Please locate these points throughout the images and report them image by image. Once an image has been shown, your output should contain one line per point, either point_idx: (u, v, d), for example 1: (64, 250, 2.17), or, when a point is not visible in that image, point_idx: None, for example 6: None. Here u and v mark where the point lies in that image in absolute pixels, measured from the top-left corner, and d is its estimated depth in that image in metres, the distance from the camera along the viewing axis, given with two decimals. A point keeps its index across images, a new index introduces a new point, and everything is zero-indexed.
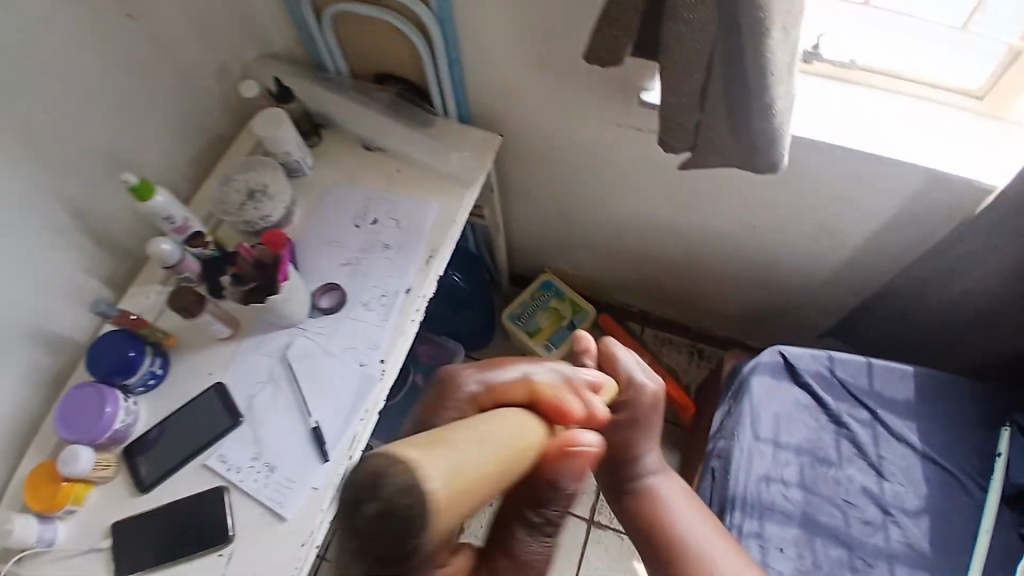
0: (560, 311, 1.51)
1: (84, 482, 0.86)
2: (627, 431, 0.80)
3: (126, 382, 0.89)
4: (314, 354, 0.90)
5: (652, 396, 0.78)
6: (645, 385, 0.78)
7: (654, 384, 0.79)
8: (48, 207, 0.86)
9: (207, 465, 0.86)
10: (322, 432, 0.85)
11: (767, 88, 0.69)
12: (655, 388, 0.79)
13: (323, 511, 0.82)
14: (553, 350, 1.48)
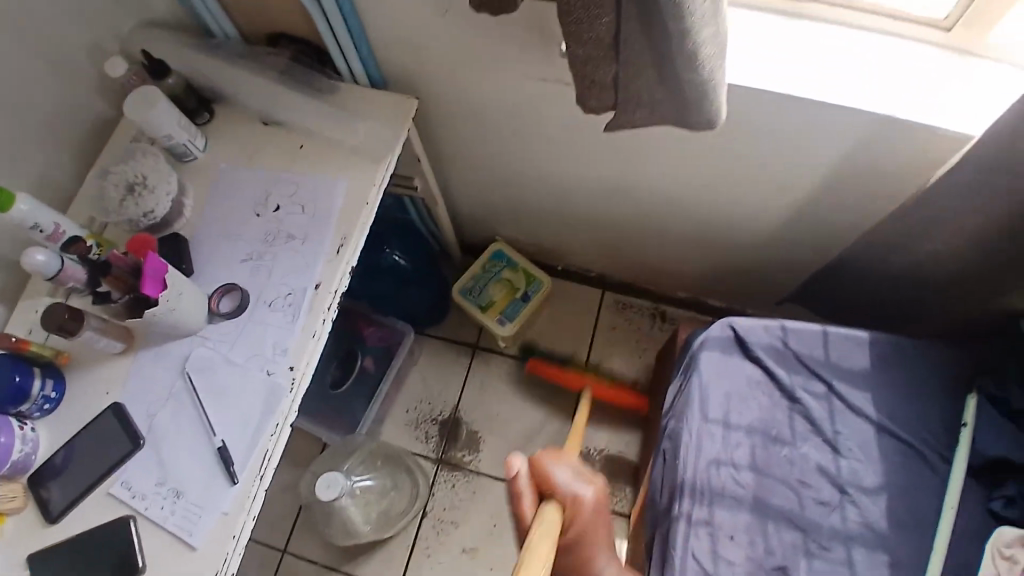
0: (513, 282, 1.44)
1: None
2: (579, 534, 0.89)
3: (19, 409, 0.81)
4: (215, 365, 0.82)
5: (591, 499, 0.88)
6: (580, 493, 0.88)
7: (590, 489, 0.89)
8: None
9: (111, 494, 0.78)
10: (228, 452, 0.77)
11: (687, 30, 0.58)
12: (591, 483, 0.91)
13: (233, 537, 0.74)
14: (507, 324, 1.41)
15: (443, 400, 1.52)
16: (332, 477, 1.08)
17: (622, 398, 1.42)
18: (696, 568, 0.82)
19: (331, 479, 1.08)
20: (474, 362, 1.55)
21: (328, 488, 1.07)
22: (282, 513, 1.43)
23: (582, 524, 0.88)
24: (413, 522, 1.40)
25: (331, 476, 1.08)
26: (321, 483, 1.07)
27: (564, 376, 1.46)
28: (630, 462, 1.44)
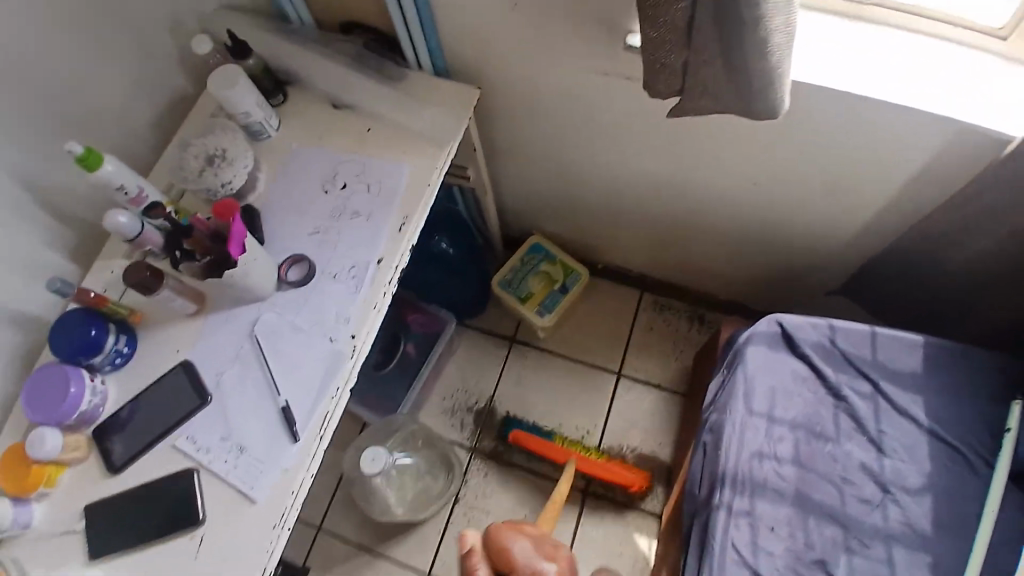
0: (551, 275, 1.47)
1: (56, 464, 0.83)
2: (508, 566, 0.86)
3: (92, 362, 0.85)
4: (281, 330, 0.86)
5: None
6: (540, 564, 0.87)
7: (553, 564, 0.89)
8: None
9: (175, 447, 0.82)
10: (292, 412, 0.81)
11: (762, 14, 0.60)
12: (552, 559, 0.90)
13: (293, 493, 0.77)
14: (545, 315, 1.44)
15: (479, 390, 1.55)
16: (378, 450, 1.11)
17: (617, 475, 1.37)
18: (735, 558, 0.83)
19: (377, 454, 1.11)
20: (511, 355, 1.57)
21: (373, 461, 1.10)
22: (319, 490, 1.47)
23: (509, 575, 0.80)
24: (444, 508, 1.43)
25: (376, 452, 1.11)
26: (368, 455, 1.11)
27: (554, 450, 1.41)
28: (663, 462, 1.44)
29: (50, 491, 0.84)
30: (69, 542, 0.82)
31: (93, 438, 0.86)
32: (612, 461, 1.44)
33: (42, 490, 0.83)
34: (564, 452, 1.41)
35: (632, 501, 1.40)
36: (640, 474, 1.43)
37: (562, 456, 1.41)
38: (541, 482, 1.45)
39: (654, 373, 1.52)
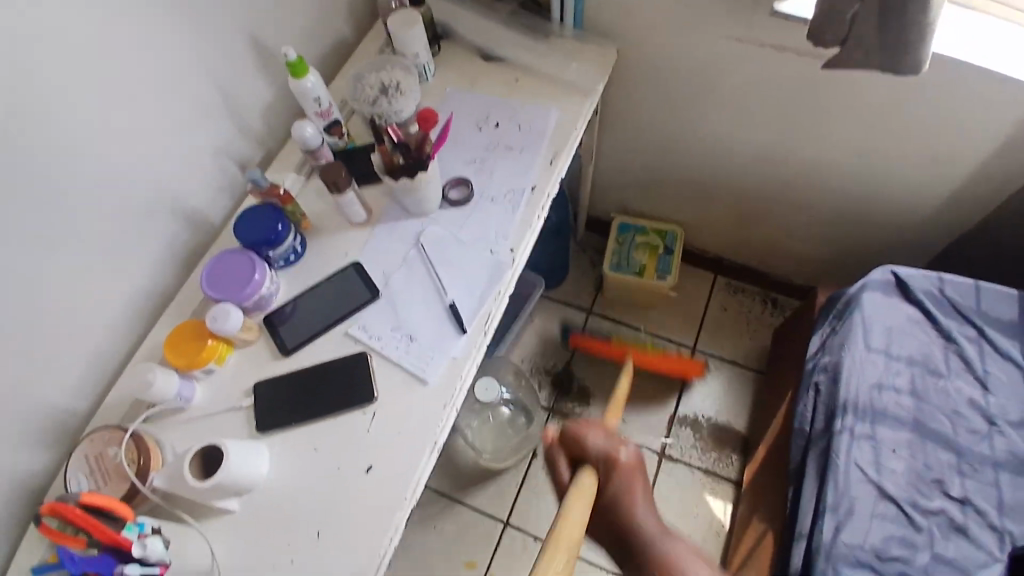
0: (649, 244, 1.58)
1: (227, 343, 0.86)
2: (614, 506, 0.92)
3: (270, 254, 0.90)
4: (447, 240, 0.94)
5: (625, 459, 0.93)
6: (618, 451, 0.93)
7: (623, 449, 0.94)
8: (194, 82, 0.89)
9: (347, 334, 0.88)
10: (458, 309, 0.88)
11: None
12: (621, 442, 0.95)
13: (461, 378, 0.84)
14: (664, 278, 1.53)
15: (556, 356, 1.63)
16: (491, 381, 1.19)
17: (671, 357, 1.57)
18: (861, 474, 0.91)
19: (491, 388, 1.18)
20: (588, 324, 1.66)
21: (486, 390, 1.18)
22: None
23: (624, 478, 0.92)
24: (523, 462, 1.49)
25: (490, 384, 1.18)
26: (482, 387, 1.18)
27: (608, 345, 1.59)
28: (737, 433, 1.52)
29: (212, 371, 0.86)
30: (234, 417, 0.84)
31: (262, 325, 0.89)
32: (689, 429, 1.53)
33: (212, 366, 0.85)
34: (621, 351, 1.58)
35: (708, 467, 1.49)
36: (714, 442, 1.52)
37: (618, 354, 1.58)
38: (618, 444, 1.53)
39: (727, 350, 1.60)
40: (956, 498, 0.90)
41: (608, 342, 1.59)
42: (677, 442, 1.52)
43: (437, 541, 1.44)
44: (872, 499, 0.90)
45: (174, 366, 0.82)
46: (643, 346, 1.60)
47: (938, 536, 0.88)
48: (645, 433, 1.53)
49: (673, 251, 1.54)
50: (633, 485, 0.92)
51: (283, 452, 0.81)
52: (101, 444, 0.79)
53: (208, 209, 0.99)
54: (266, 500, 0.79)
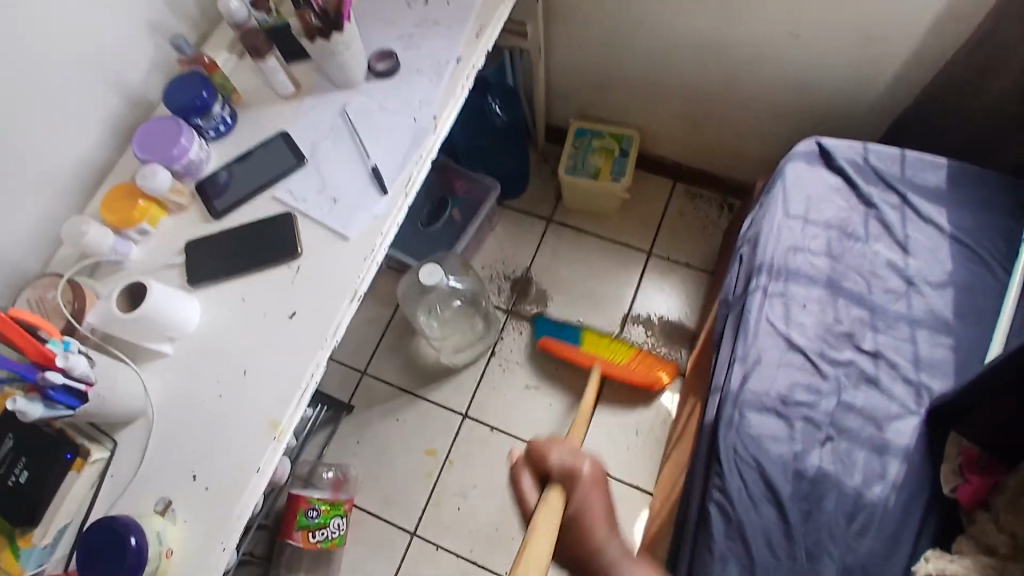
0: (607, 147, 1.59)
1: (160, 207, 0.89)
2: (578, 538, 0.80)
3: (199, 124, 0.93)
4: (372, 110, 0.96)
5: (588, 474, 0.81)
6: (579, 467, 0.81)
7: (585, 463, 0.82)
8: None
9: (275, 198, 0.91)
10: (380, 172, 0.91)
11: None
12: (585, 456, 0.83)
13: (382, 235, 0.88)
14: (619, 180, 1.54)
15: (516, 261, 1.67)
16: (434, 269, 1.23)
17: (627, 362, 1.47)
18: (770, 328, 0.95)
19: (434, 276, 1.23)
20: (548, 231, 1.69)
21: (430, 275, 1.22)
22: (365, 341, 1.60)
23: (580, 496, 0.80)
24: (480, 355, 1.58)
25: (434, 271, 1.23)
26: (427, 271, 1.22)
27: (570, 349, 1.50)
28: (689, 331, 1.57)
29: (147, 232, 0.89)
30: (167, 274, 0.87)
31: (194, 192, 0.92)
32: (642, 327, 1.58)
33: (145, 227, 0.88)
34: (588, 358, 1.48)
35: None
36: (666, 340, 1.56)
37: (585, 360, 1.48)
38: (573, 342, 1.58)
39: (683, 254, 1.63)
40: (867, 352, 0.94)
41: (572, 347, 1.50)
42: (630, 340, 1.57)
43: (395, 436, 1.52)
44: (781, 350, 0.94)
45: (106, 223, 0.86)
46: (619, 353, 1.49)
47: (848, 385, 0.92)
48: (600, 333, 1.59)
49: (626, 152, 1.55)
50: (593, 506, 0.80)
51: (211, 303, 0.85)
52: (42, 288, 0.85)
53: (145, 87, 1.01)
54: (194, 345, 0.83)
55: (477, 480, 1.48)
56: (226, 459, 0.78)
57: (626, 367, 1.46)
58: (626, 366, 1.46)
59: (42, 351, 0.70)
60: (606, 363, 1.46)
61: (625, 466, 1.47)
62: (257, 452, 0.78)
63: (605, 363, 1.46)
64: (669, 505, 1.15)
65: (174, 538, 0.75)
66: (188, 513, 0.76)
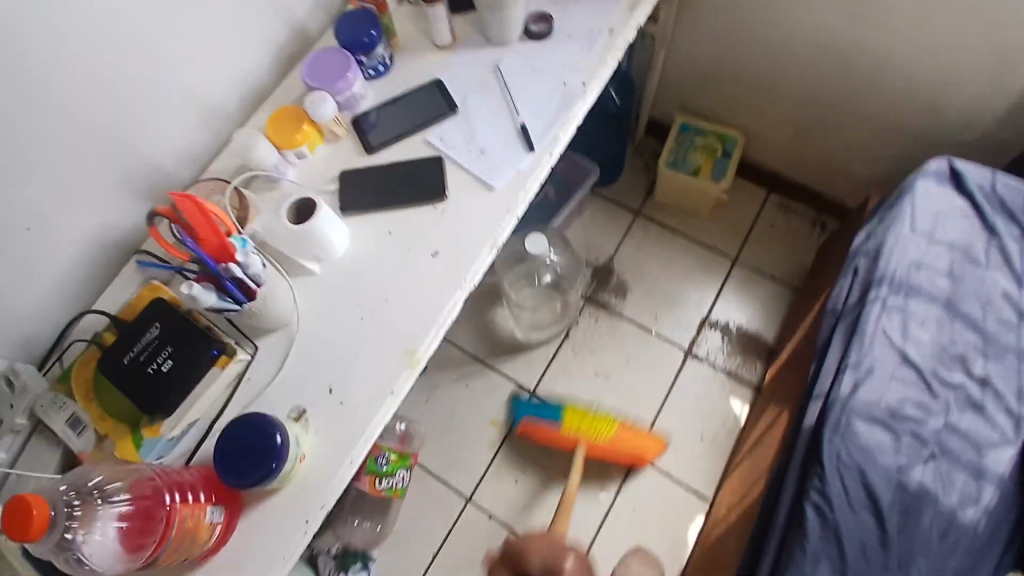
0: (708, 147, 1.60)
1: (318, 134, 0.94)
2: None
3: (362, 60, 0.96)
4: (522, 70, 0.98)
5: None
6: None
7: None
8: None
9: (425, 142, 0.95)
10: (528, 129, 0.94)
11: None
12: None
13: (525, 189, 0.91)
14: (718, 180, 1.55)
15: (600, 249, 1.69)
16: (539, 240, 1.25)
17: (615, 441, 1.39)
18: (885, 340, 0.95)
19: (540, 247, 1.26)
20: (634, 223, 1.70)
21: (535, 244, 1.25)
22: None
23: None
24: (556, 336, 1.59)
25: (540, 242, 1.25)
26: (534, 240, 1.25)
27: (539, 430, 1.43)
28: (766, 340, 1.57)
29: (303, 157, 0.93)
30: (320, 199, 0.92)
31: (349, 125, 0.96)
32: (718, 331, 1.58)
33: (302, 151, 0.92)
34: (566, 439, 1.41)
35: (731, 369, 1.55)
36: (742, 346, 1.57)
37: (566, 439, 1.40)
38: (648, 334, 1.59)
39: (769, 265, 1.63)
40: (977, 377, 0.93)
41: (535, 429, 1.44)
42: (705, 341, 1.58)
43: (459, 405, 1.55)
44: (893, 363, 0.94)
45: (270, 141, 0.90)
46: (595, 427, 1.39)
47: (955, 407, 0.92)
48: (676, 330, 1.59)
49: (730, 154, 1.56)
50: None
51: (359, 232, 0.89)
52: (207, 191, 0.90)
53: (307, 21, 1.05)
54: (340, 270, 0.87)
55: (539, 454, 1.50)
56: (362, 379, 0.81)
57: (605, 441, 1.39)
58: (619, 437, 1.40)
59: (227, 243, 0.71)
60: (590, 441, 1.39)
61: (686, 463, 1.48)
62: (393, 376, 0.81)
63: (566, 440, 1.41)
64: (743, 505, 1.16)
65: (308, 445, 0.79)
66: (323, 423, 0.80)
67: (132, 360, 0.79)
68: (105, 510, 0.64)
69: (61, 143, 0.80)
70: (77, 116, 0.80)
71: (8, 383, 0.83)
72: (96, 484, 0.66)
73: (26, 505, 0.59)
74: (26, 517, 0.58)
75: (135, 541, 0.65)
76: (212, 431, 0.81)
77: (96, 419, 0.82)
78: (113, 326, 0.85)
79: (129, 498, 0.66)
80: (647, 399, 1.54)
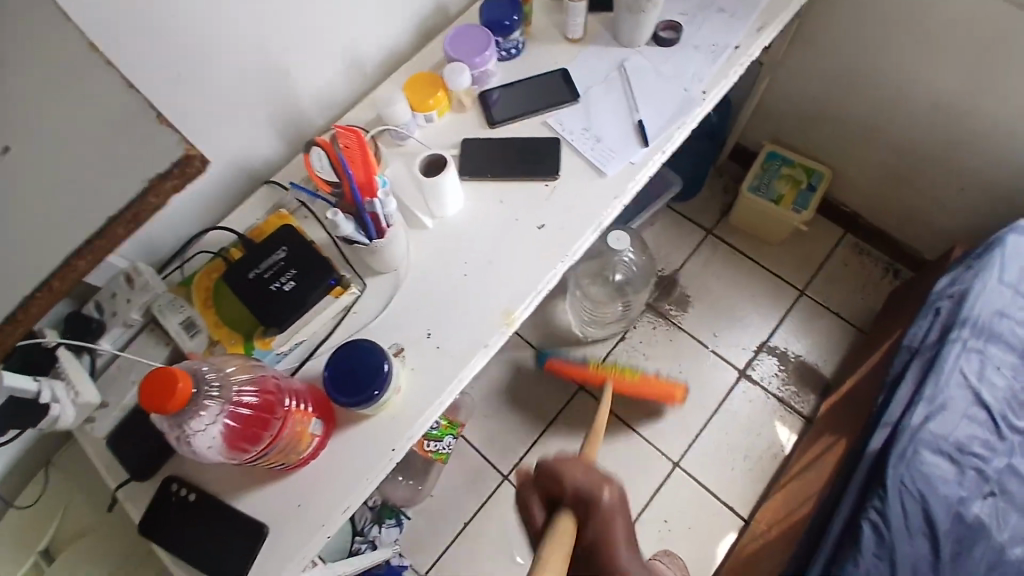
0: (792, 177, 1.61)
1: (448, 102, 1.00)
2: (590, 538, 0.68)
3: (499, 42, 1.03)
4: (646, 71, 1.03)
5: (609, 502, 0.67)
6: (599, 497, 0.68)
7: (606, 488, 0.68)
8: None
9: (545, 124, 1.00)
10: (644, 126, 0.99)
11: None
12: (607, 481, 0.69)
13: (634, 180, 0.95)
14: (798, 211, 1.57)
15: (668, 261, 1.72)
16: (621, 236, 1.31)
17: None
18: (960, 379, 0.96)
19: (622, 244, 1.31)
20: (705, 242, 1.73)
21: (617, 241, 1.30)
22: None
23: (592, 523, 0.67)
24: (612, 333, 1.64)
25: (622, 238, 1.30)
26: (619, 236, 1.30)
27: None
28: (820, 377, 1.58)
29: (431, 121, 1.00)
30: None
31: (475, 99, 1.03)
32: (775, 359, 1.60)
33: (432, 115, 0.99)
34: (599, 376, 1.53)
35: (782, 398, 1.56)
36: (796, 378, 1.58)
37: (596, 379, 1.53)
38: (703, 352, 1.62)
39: (835, 303, 1.64)
40: None
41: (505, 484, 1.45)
42: (760, 367, 1.59)
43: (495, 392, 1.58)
44: (966, 402, 0.95)
45: (407, 102, 0.97)
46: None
47: (1019, 450, 0.92)
48: (732, 352, 1.62)
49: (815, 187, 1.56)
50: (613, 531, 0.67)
51: (472, 197, 0.95)
52: None
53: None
54: (452, 226, 0.93)
55: (581, 448, 1.54)
56: (460, 329, 0.87)
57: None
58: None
59: (373, 182, 0.77)
60: None
61: (725, 482, 1.49)
62: (489, 331, 0.86)
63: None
64: (789, 525, 1.17)
65: (404, 380, 0.84)
66: (421, 363, 0.85)
67: (257, 276, 0.85)
68: (231, 400, 0.70)
69: (231, 79, 0.88)
70: (248, 58, 0.88)
71: (129, 282, 0.88)
72: (227, 373, 0.72)
73: (170, 382, 0.65)
74: (171, 390, 0.65)
75: (239, 439, 0.71)
76: (316, 354, 0.88)
77: (210, 325, 0.87)
78: (241, 243, 0.92)
79: (254, 394, 0.72)
80: (693, 415, 1.56)
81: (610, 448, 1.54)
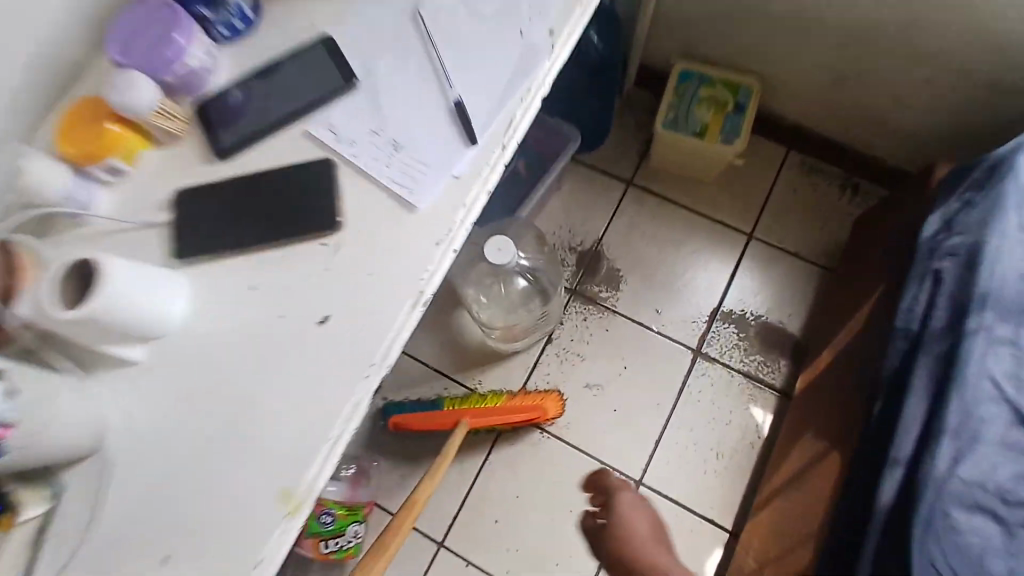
0: (715, 98, 1.27)
1: (142, 137, 0.63)
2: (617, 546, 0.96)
3: (205, 20, 0.65)
4: (456, 11, 0.65)
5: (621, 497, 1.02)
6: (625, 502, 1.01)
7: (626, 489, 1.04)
8: None
9: (308, 133, 0.62)
10: (465, 108, 0.62)
11: None
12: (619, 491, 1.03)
13: (466, 209, 0.60)
14: (730, 141, 1.24)
15: (586, 230, 1.39)
16: (505, 241, 0.95)
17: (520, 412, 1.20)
18: (994, 387, 0.70)
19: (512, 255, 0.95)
20: (626, 197, 1.40)
21: (500, 250, 0.94)
22: None
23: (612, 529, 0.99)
24: (535, 340, 1.30)
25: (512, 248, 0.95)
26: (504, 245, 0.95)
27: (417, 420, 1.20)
28: (789, 336, 1.30)
29: (123, 174, 0.63)
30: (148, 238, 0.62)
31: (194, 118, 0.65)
32: (732, 326, 1.31)
33: (118, 164, 0.62)
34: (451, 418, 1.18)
35: (750, 372, 1.28)
36: (761, 343, 1.30)
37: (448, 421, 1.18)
38: (646, 335, 1.32)
39: (792, 241, 1.36)
40: None
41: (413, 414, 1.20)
42: (719, 340, 1.30)
43: (385, 446, 1.29)
44: (1005, 422, 0.70)
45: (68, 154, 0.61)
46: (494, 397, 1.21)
47: None
48: (681, 328, 1.32)
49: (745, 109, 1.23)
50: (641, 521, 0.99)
51: (210, 286, 0.60)
52: None
53: None
54: (203, 339, 0.59)
55: (520, 488, 1.26)
56: (245, 515, 0.56)
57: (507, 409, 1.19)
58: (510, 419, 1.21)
59: None
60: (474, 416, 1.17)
61: (700, 491, 1.23)
62: (263, 534, 0.56)
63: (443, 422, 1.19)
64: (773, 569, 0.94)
65: None
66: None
67: None
68: None
69: None
70: None
71: None
72: None
73: None
74: None
75: None
76: None
77: None
78: None
79: None
80: (648, 417, 1.27)
81: (557, 481, 1.26)
